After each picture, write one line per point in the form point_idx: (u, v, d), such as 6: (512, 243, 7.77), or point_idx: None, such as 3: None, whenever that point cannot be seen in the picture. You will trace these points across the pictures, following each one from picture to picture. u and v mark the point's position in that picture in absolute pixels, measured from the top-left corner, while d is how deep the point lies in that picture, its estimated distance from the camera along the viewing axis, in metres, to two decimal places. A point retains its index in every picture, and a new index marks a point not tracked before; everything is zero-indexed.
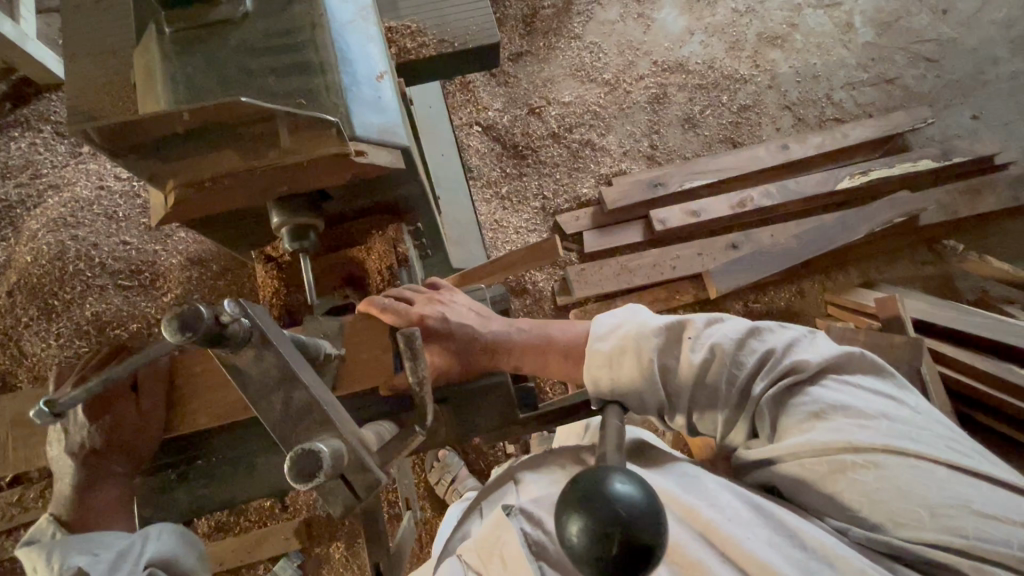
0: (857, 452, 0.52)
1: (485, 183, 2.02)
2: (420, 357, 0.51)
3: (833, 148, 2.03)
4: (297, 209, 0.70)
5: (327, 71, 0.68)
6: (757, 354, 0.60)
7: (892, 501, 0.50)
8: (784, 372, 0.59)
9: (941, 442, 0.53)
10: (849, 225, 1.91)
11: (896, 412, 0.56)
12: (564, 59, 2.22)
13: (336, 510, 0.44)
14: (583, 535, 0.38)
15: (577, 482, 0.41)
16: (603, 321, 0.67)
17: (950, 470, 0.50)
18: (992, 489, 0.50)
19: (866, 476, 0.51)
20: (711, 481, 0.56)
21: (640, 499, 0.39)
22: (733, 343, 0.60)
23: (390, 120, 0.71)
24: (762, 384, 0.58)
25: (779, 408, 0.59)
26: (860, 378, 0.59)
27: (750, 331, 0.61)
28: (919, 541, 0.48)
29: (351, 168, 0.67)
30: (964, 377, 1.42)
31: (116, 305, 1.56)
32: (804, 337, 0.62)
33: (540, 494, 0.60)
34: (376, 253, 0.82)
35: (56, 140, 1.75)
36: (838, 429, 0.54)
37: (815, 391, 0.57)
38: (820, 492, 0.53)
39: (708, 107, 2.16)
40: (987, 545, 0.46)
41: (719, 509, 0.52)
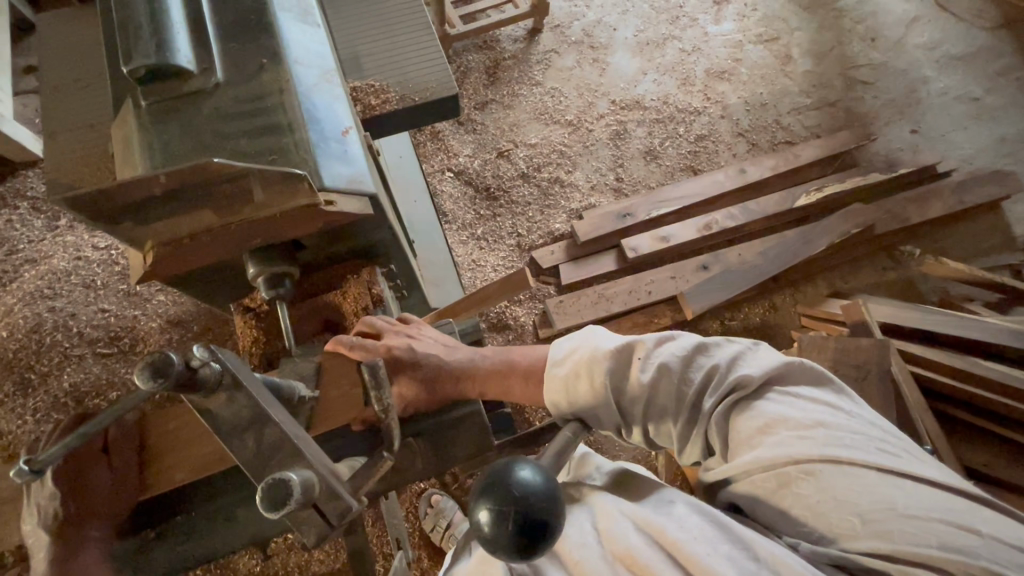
0: (795, 464, 0.53)
1: (459, 226, 2.10)
2: (383, 386, 0.57)
3: (787, 169, 2.15)
4: (272, 259, 0.74)
5: (295, 130, 0.73)
6: (703, 370, 0.61)
7: (831, 511, 0.51)
8: (729, 387, 0.60)
9: (873, 445, 0.55)
10: (810, 239, 2.00)
11: (835, 419, 0.57)
12: (527, 104, 2.34)
13: (310, 540, 0.45)
14: (489, 516, 0.43)
15: (487, 473, 0.46)
16: (560, 346, 0.70)
17: (879, 474, 0.52)
18: (915, 487, 0.52)
19: (806, 488, 0.53)
20: (682, 503, 0.57)
21: (540, 481, 0.44)
22: (680, 361, 0.62)
23: (357, 170, 0.76)
24: (710, 400, 0.60)
25: (728, 423, 0.60)
26: (800, 387, 0.60)
27: (697, 347, 0.63)
28: (856, 551, 0.50)
29: (321, 217, 0.71)
30: (934, 374, 1.47)
31: (94, 374, 1.56)
32: (748, 349, 0.63)
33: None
34: (350, 296, 0.84)
35: (31, 215, 1.77)
36: (779, 442, 0.55)
37: (759, 404, 0.59)
38: (770, 506, 0.55)
39: (667, 139, 2.28)
40: (911, 548, 0.47)
41: (683, 528, 0.53)
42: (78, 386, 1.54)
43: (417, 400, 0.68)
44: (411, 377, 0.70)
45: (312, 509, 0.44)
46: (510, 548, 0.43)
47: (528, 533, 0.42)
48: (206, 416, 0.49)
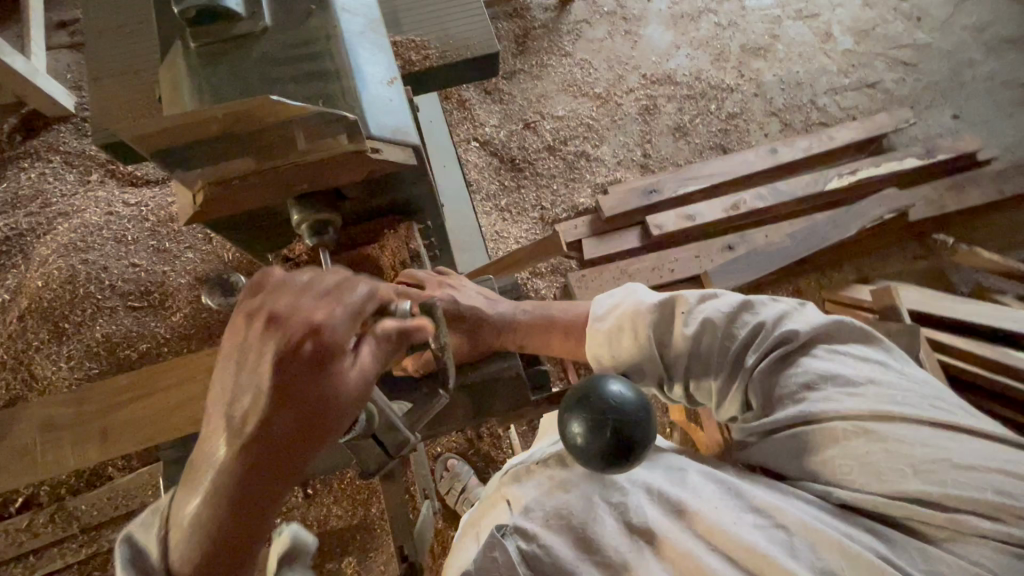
0: (846, 419, 0.54)
1: (484, 197, 2.09)
2: (441, 325, 0.55)
3: (820, 151, 2.10)
4: (315, 206, 0.74)
5: (341, 77, 0.73)
6: (748, 327, 0.61)
7: (881, 462, 0.51)
8: (776, 342, 0.59)
9: (924, 400, 0.55)
10: (840, 222, 1.96)
11: (883, 376, 0.57)
12: (556, 75, 2.30)
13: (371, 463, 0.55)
14: (583, 430, 0.50)
15: (580, 391, 0.53)
16: (601, 300, 0.69)
17: (932, 428, 0.52)
18: (971, 440, 0.52)
19: (859, 442, 0.53)
20: (694, 472, 0.57)
21: (629, 397, 0.52)
22: (725, 317, 0.62)
23: (402, 122, 0.75)
24: (753, 357, 0.59)
25: (770, 379, 0.59)
26: (845, 345, 0.60)
27: (742, 304, 0.62)
28: (899, 500, 0.50)
29: (368, 165, 0.71)
30: (963, 363, 1.45)
31: (125, 326, 1.60)
32: (794, 308, 0.63)
33: (529, 507, 0.56)
34: (388, 250, 0.87)
35: (64, 169, 1.80)
36: (828, 398, 0.56)
37: (807, 360, 0.59)
38: (806, 461, 0.55)
39: (697, 116, 2.23)
40: (963, 495, 0.48)
41: (698, 497, 0.54)
42: (111, 337, 1.59)
43: (460, 350, 0.69)
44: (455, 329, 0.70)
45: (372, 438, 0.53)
46: (600, 455, 0.50)
47: (620, 443, 0.50)
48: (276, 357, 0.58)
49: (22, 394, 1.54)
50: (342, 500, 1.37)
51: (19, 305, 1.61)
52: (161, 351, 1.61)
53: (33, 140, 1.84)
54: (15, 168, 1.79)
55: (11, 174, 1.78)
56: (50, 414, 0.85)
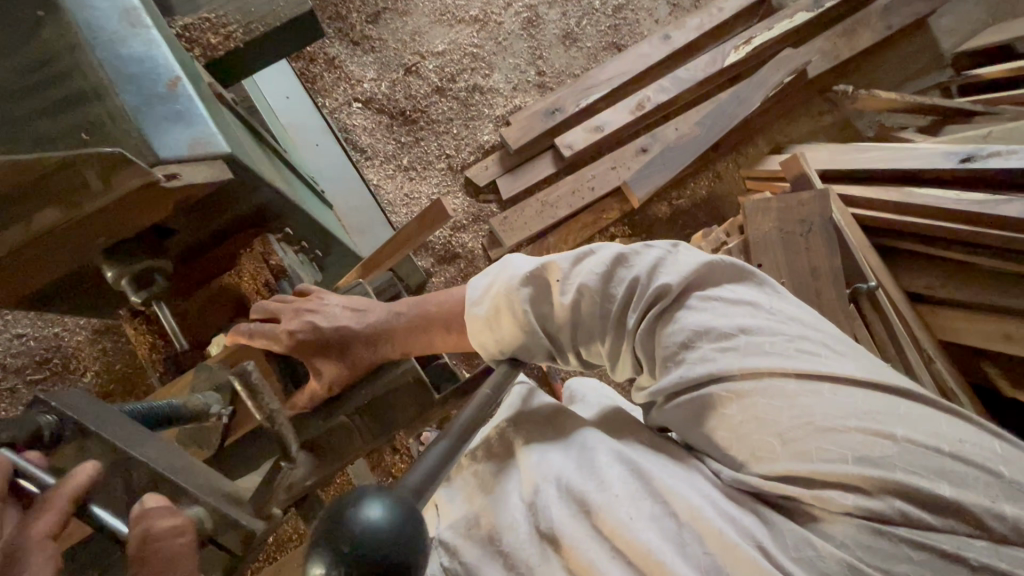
0: (721, 384, 0.49)
1: (383, 160, 1.93)
2: (259, 389, 0.53)
3: (713, 26, 2.02)
4: (129, 256, 0.63)
5: (104, 95, 0.60)
6: (625, 284, 0.55)
7: (752, 433, 0.47)
8: (651, 299, 0.53)
9: (791, 347, 0.49)
10: (745, 97, 1.92)
11: (757, 321, 0.51)
12: (424, 5, 2.07)
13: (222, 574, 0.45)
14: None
15: (324, 516, 0.36)
16: (475, 283, 0.61)
17: (799, 382, 0.47)
18: (834, 391, 0.47)
19: (733, 410, 0.48)
20: (603, 451, 0.53)
21: (388, 517, 0.35)
22: (600, 279, 0.55)
23: (199, 128, 0.63)
24: (633, 316, 0.54)
25: (653, 340, 0.53)
26: (719, 290, 0.53)
27: (616, 260, 0.56)
28: (772, 476, 0.46)
29: (171, 196, 0.60)
30: (874, 212, 1.49)
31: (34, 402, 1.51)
32: (667, 253, 0.56)
33: (456, 516, 0.55)
34: (247, 274, 0.76)
35: None
36: (704, 359, 0.50)
37: (685, 315, 0.52)
38: (698, 431, 0.51)
39: (584, 17, 2.09)
40: (824, 467, 0.44)
41: (602, 488, 0.50)
42: None
43: (340, 377, 0.62)
44: (326, 360, 0.63)
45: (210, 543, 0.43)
46: None
47: None
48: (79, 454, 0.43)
49: None
50: None
51: None
52: None
53: None
54: None
55: None
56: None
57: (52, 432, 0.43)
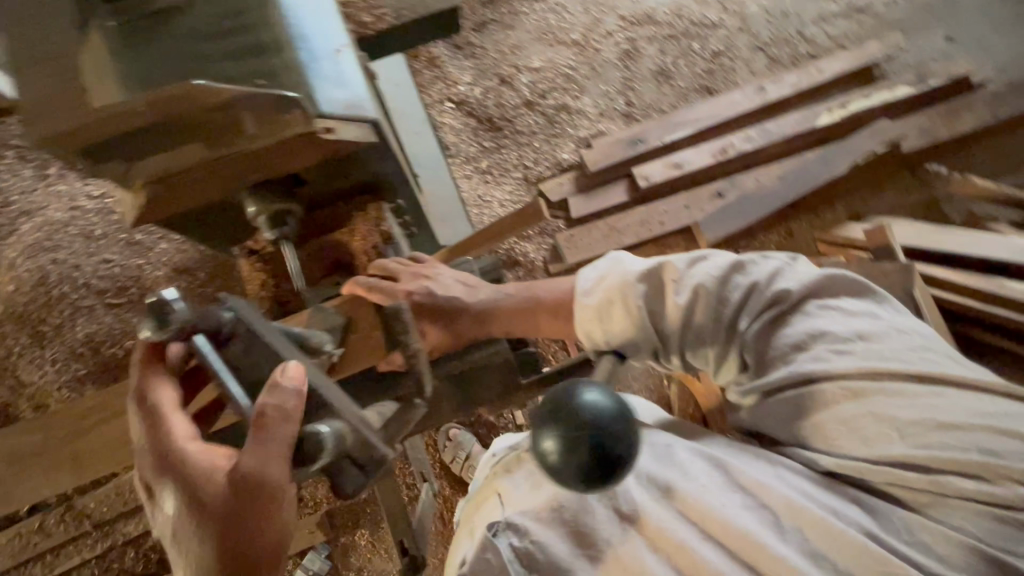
0: (838, 383, 0.53)
1: (464, 160, 2.00)
2: (410, 332, 0.61)
3: (810, 86, 2.01)
4: (271, 196, 0.69)
5: (282, 50, 0.66)
6: (741, 289, 0.59)
7: (868, 426, 0.52)
8: (769, 301, 0.58)
9: (911, 354, 0.54)
10: (830, 160, 1.91)
11: (873, 328, 0.56)
12: (529, 22, 2.15)
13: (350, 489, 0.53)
14: (556, 445, 0.45)
15: (546, 402, 0.47)
16: (586, 275, 0.66)
17: (917, 384, 0.52)
18: (943, 394, 0.52)
19: (847, 406, 0.53)
20: (682, 449, 0.60)
21: (606, 404, 0.46)
22: (715, 282, 0.60)
23: (357, 94, 0.69)
24: (747, 319, 0.58)
25: (766, 340, 0.58)
26: (837, 300, 0.58)
27: (733, 266, 0.60)
28: (887, 460, 0.51)
29: (322, 148, 0.65)
30: (956, 297, 1.44)
31: (107, 324, 1.64)
32: (786, 264, 0.61)
33: (526, 503, 0.59)
34: (359, 234, 0.81)
35: (17, 164, 1.75)
36: (817, 358, 0.55)
37: (798, 320, 0.57)
38: (799, 424, 0.56)
39: (681, 56, 2.12)
40: (942, 456, 0.49)
41: (686, 477, 0.57)
42: (93, 337, 1.62)
43: (442, 344, 0.66)
44: (432, 323, 0.66)
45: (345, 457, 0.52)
46: (578, 474, 0.45)
47: (603, 457, 0.45)
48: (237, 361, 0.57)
49: (14, 401, 1.60)
50: None
51: None
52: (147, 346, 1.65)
53: None
54: None
55: None
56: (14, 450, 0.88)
57: (226, 331, 0.57)
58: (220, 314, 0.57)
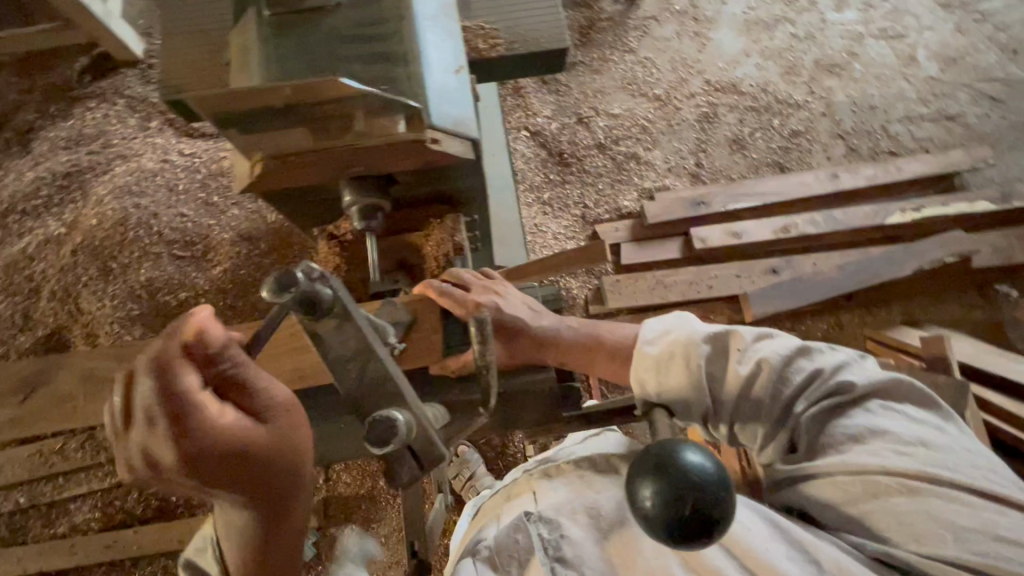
0: (892, 476, 0.53)
1: (527, 187, 2.06)
2: (489, 341, 0.51)
3: (885, 182, 1.99)
4: (367, 190, 0.74)
5: (409, 62, 0.71)
6: (805, 372, 0.60)
7: (921, 523, 0.50)
8: (830, 389, 0.59)
9: (975, 470, 0.53)
10: (895, 260, 1.87)
11: (934, 439, 0.56)
12: (617, 70, 2.22)
13: (398, 482, 0.42)
14: (654, 501, 0.41)
15: (650, 451, 0.43)
16: (651, 326, 0.68)
17: (975, 495, 0.51)
18: (1000, 511, 0.50)
19: (902, 500, 0.52)
20: None
21: (711, 467, 0.42)
22: (781, 360, 0.60)
23: (465, 112, 0.74)
24: (803, 403, 0.59)
25: (820, 427, 0.59)
26: (903, 406, 0.59)
27: (799, 349, 0.61)
28: (936, 558, 0.49)
29: (424, 154, 0.70)
30: (1010, 427, 1.37)
31: (167, 272, 1.75)
32: (853, 359, 0.62)
33: (559, 504, 0.62)
34: (433, 240, 0.85)
35: (127, 113, 1.92)
36: (873, 453, 0.55)
37: (858, 415, 0.58)
38: (847, 511, 0.54)
39: (759, 129, 2.14)
40: (994, 564, 0.47)
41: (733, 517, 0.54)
42: (153, 281, 1.74)
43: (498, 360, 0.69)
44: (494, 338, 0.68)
45: (404, 448, 0.41)
46: (667, 538, 0.40)
47: (701, 524, 0.40)
48: (314, 338, 0.45)
49: (69, 325, 1.71)
50: (352, 471, 1.50)
51: (74, 241, 1.78)
52: (197, 300, 1.75)
53: (101, 81, 1.95)
54: (82, 107, 1.92)
55: (78, 112, 1.92)
56: (86, 367, 0.80)
57: (324, 305, 0.45)
58: (321, 285, 0.45)
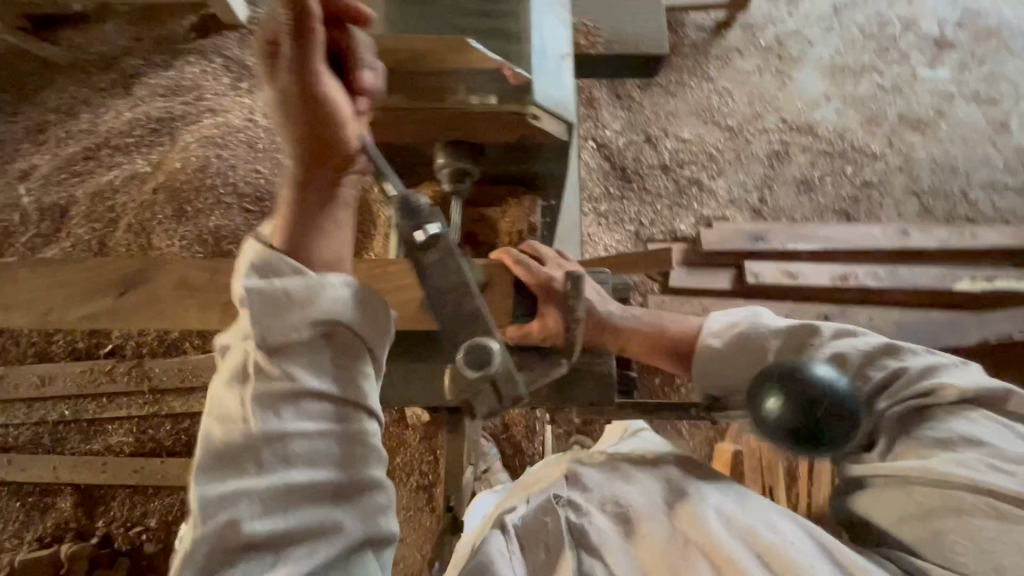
0: (980, 496, 0.52)
1: (585, 197, 2.07)
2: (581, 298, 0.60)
3: (958, 247, 1.91)
4: (460, 154, 0.78)
5: (521, 39, 0.74)
6: (887, 370, 0.62)
7: (1003, 551, 0.50)
8: (918, 393, 0.60)
9: None
10: (957, 328, 1.79)
11: None
12: (692, 96, 2.20)
13: (479, 409, 0.49)
14: (784, 402, 0.54)
15: (777, 371, 0.56)
16: (717, 317, 0.69)
17: None
18: None
19: (984, 523, 0.52)
20: (771, 509, 0.60)
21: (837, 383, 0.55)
22: (865, 357, 0.63)
23: (565, 97, 0.77)
24: (884, 401, 0.61)
25: (905, 430, 0.60)
26: (1004, 423, 0.58)
27: (886, 348, 0.63)
28: None
29: (523, 128, 0.73)
30: None
31: (235, 223, 1.85)
32: (952, 364, 0.62)
33: (591, 488, 0.66)
34: (508, 217, 0.89)
35: (222, 71, 2.04)
36: (964, 464, 0.54)
37: (952, 420, 0.58)
38: (922, 526, 0.55)
39: (829, 174, 2.10)
40: None
41: (777, 530, 0.57)
42: (221, 229, 1.84)
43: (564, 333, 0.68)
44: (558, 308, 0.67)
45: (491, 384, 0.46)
46: (795, 430, 0.54)
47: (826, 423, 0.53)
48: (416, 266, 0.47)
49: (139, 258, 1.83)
50: None
51: (157, 181, 1.90)
52: None
53: (202, 38, 2.08)
54: (182, 59, 2.05)
55: (177, 64, 2.05)
56: None
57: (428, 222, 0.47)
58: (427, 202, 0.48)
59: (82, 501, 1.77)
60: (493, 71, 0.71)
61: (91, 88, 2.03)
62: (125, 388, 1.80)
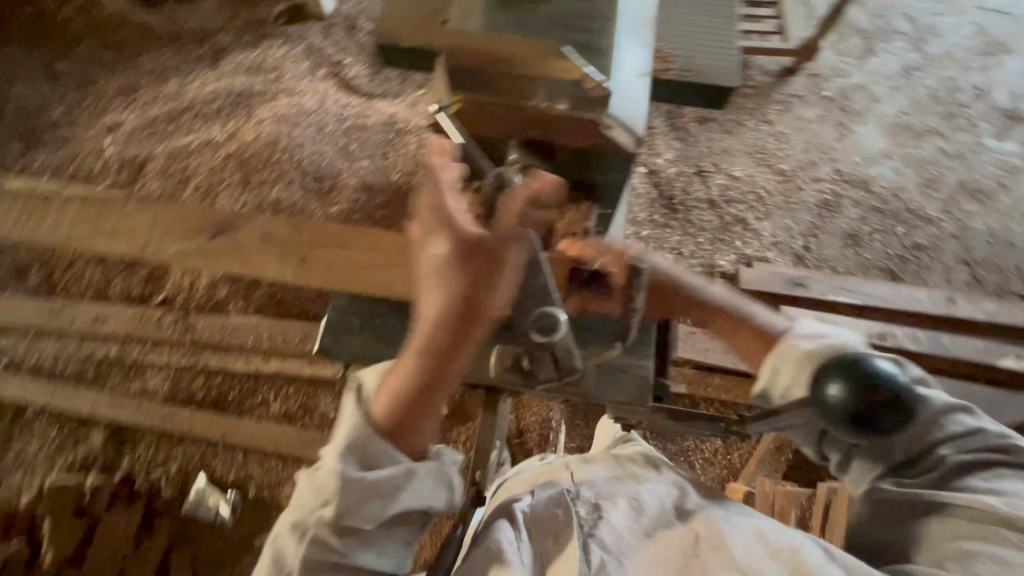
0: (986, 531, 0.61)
1: (629, 220, 2.10)
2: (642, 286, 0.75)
3: (1007, 323, 1.85)
4: (531, 152, 0.84)
5: (604, 55, 0.80)
6: (958, 425, 0.69)
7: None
8: (973, 447, 0.68)
9: None
10: (997, 406, 1.73)
11: None
12: (748, 136, 2.21)
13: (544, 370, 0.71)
14: (845, 390, 0.60)
15: (844, 363, 0.62)
16: (808, 325, 0.72)
17: None
18: None
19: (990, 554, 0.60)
20: (776, 522, 0.64)
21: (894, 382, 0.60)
22: (944, 407, 0.70)
23: (637, 113, 0.82)
24: (947, 448, 0.68)
25: (941, 468, 0.68)
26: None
27: (964, 407, 0.71)
28: None
29: (594, 136, 0.79)
30: None
31: (294, 198, 1.96)
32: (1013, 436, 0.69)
33: (600, 486, 0.70)
34: (567, 219, 0.96)
35: (303, 57, 2.17)
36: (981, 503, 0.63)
37: (984, 474, 0.66)
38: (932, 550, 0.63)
39: (879, 232, 2.07)
40: None
41: (784, 536, 0.61)
42: (281, 202, 1.95)
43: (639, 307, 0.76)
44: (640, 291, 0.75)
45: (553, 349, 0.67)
46: (849, 416, 0.59)
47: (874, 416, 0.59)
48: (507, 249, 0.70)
49: None
50: None
51: (229, 149, 2.02)
52: None
53: (291, 25, 2.23)
54: (269, 42, 2.19)
55: (264, 46, 2.19)
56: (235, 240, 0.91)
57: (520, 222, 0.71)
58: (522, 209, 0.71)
59: (112, 438, 1.80)
60: (571, 80, 0.75)
61: (183, 57, 2.18)
62: (170, 338, 1.81)
